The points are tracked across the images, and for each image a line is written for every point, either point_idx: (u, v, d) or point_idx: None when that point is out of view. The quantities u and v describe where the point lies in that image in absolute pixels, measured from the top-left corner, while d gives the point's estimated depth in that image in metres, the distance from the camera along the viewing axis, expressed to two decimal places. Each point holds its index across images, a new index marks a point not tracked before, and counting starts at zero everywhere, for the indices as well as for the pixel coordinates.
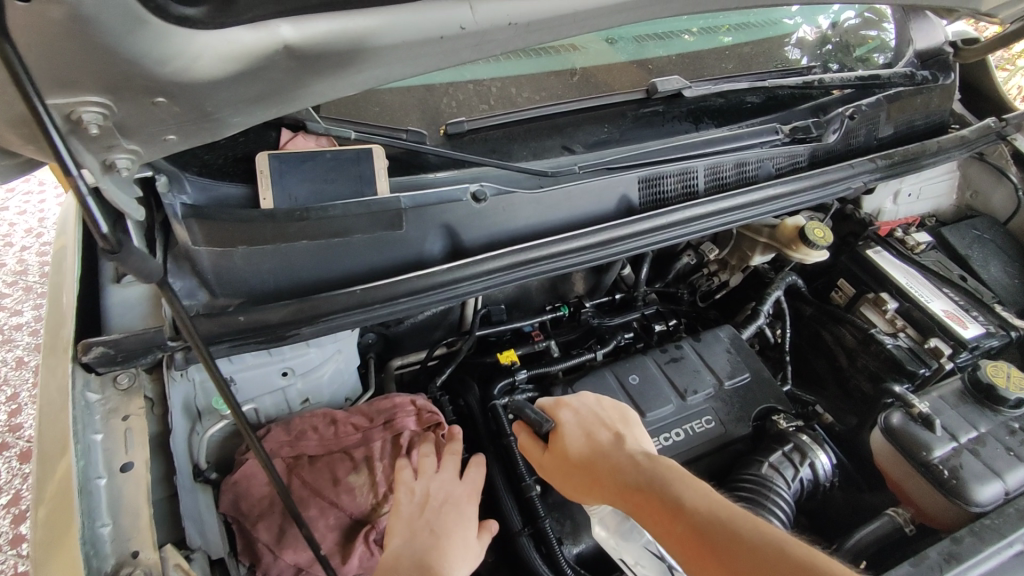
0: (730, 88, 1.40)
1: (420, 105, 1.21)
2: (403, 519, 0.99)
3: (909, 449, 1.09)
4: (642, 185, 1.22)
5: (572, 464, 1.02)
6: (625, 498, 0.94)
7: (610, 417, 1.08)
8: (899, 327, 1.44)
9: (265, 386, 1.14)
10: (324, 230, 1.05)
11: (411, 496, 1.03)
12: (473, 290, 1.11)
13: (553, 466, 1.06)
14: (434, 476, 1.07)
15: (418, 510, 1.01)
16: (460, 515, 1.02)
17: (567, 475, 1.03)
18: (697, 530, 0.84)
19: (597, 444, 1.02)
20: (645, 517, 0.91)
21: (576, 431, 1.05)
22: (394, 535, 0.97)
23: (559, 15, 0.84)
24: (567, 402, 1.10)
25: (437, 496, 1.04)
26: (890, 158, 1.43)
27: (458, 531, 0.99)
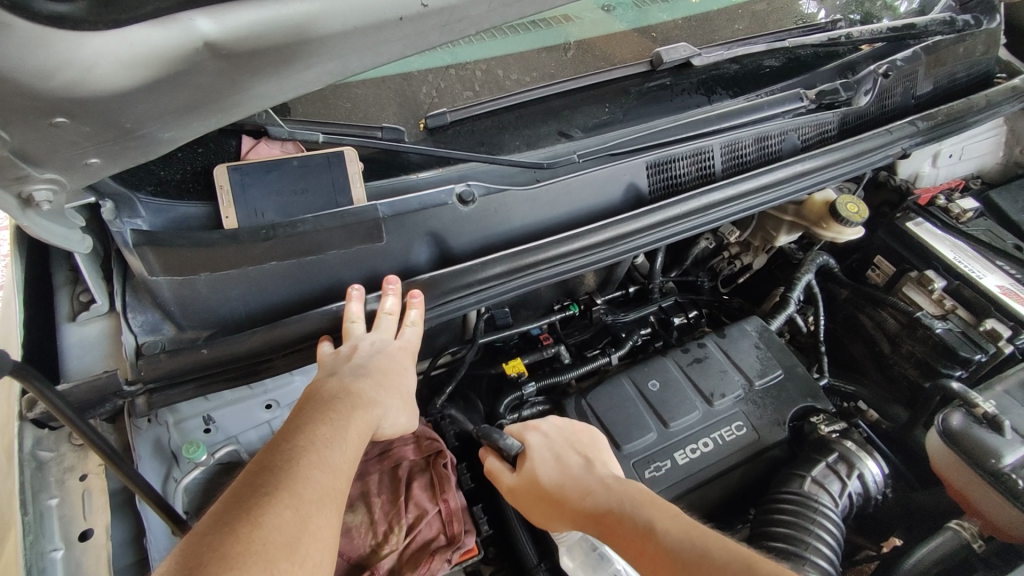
0: (745, 52, 1.25)
1: (397, 97, 1.07)
2: (324, 370, 0.85)
3: (974, 456, 0.96)
4: (651, 171, 1.07)
5: (538, 494, 0.91)
6: (593, 525, 0.83)
7: (581, 440, 0.97)
8: (948, 308, 1.29)
9: (246, 422, 1.02)
10: (295, 248, 0.93)
11: (335, 355, 0.87)
12: (467, 303, 0.99)
13: (520, 499, 0.94)
14: (360, 331, 0.89)
15: (342, 363, 0.85)
16: (396, 365, 0.89)
17: (534, 506, 0.92)
18: (668, 550, 0.72)
19: (565, 469, 0.91)
20: (616, 543, 0.80)
21: (545, 458, 0.94)
22: (314, 380, 0.84)
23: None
24: (536, 425, 1.00)
25: (365, 349, 0.87)
26: (932, 119, 1.26)
27: (391, 388, 0.86)
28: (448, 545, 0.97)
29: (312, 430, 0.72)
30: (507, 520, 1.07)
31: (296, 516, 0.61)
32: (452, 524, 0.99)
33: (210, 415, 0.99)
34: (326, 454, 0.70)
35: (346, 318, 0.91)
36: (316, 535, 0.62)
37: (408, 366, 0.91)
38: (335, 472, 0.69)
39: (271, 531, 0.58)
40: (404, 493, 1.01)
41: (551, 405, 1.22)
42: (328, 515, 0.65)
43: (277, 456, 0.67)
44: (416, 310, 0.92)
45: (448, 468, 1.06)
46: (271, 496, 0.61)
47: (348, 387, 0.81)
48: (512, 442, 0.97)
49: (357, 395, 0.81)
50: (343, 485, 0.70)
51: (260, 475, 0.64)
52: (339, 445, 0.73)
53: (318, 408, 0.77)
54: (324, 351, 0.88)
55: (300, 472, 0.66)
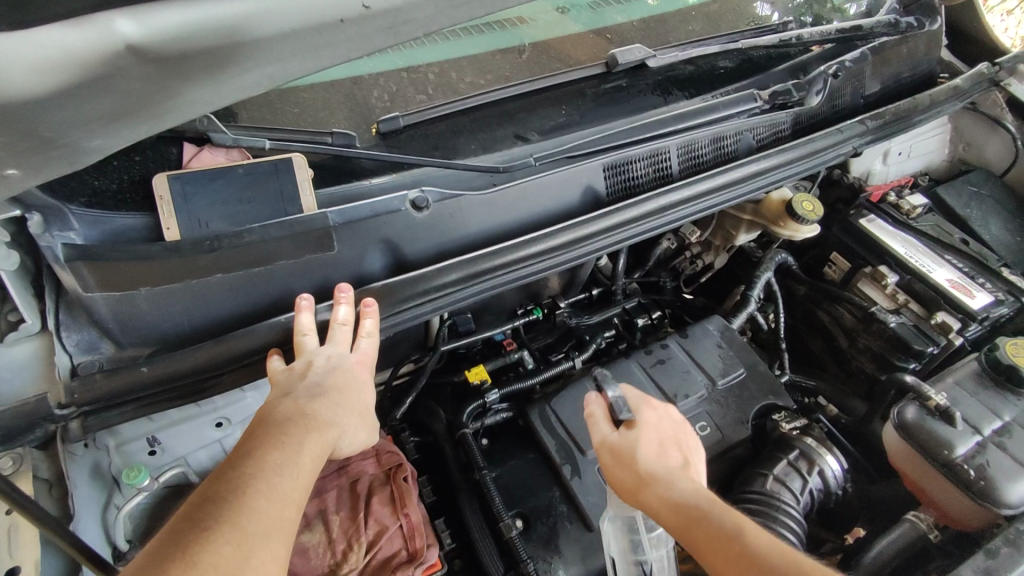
0: (700, 53, 1.25)
1: (346, 101, 1.04)
2: (278, 389, 0.81)
3: (929, 448, 0.96)
4: (608, 173, 1.06)
5: (630, 462, 0.88)
6: (680, 513, 0.80)
7: (686, 438, 0.94)
8: (901, 302, 1.32)
9: (195, 441, 0.98)
10: (240, 259, 0.90)
11: (288, 372, 0.83)
12: (424, 311, 0.96)
13: (605, 457, 0.91)
14: (314, 345, 0.85)
15: (295, 381, 0.81)
16: (352, 381, 0.85)
17: (620, 470, 0.88)
18: (758, 558, 0.73)
19: (664, 458, 0.89)
20: (694, 540, 0.78)
21: (652, 439, 0.91)
22: (266, 402, 0.80)
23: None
24: (654, 405, 0.97)
25: (320, 366, 0.84)
26: (880, 118, 1.29)
27: (349, 407, 0.83)
28: (410, 561, 0.94)
29: (260, 456, 0.70)
30: (471, 532, 1.04)
31: (236, 553, 0.59)
32: (414, 538, 0.96)
33: (156, 437, 0.94)
34: (274, 481, 0.67)
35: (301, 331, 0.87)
36: (259, 571, 0.60)
37: (366, 381, 0.88)
38: (283, 502, 0.67)
39: (209, 569, 0.57)
40: (363, 510, 0.98)
41: (517, 411, 1.20)
42: (275, 548, 0.63)
43: (221, 487, 0.65)
44: (370, 320, 0.89)
45: (409, 481, 1.02)
46: (210, 532, 0.59)
47: (303, 409, 0.78)
48: (627, 409, 0.94)
49: (309, 417, 0.78)
50: (292, 515, 0.67)
51: (201, 507, 0.62)
52: (290, 471, 0.70)
53: (267, 432, 0.73)
54: (276, 369, 0.84)
55: (243, 504, 0.63)
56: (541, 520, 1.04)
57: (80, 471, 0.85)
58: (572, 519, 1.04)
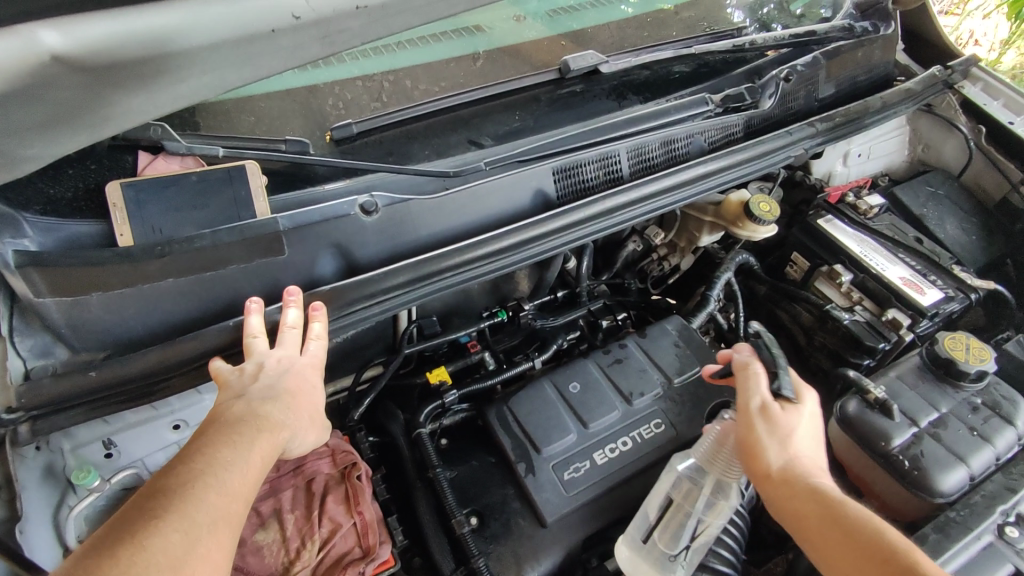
0: (654, 58, 1.28)
1: (302, 110, 1.07)
2: (229, 390, 0.82)
3: (868, 441, 0.98)
4: (557, 176, 1.08)
5: (765, 446, 0.92)
6: (798, 505, 0.88)
7: (854, 426, 1.00)
8: (855, 300, 1.34)
9: (152, 444, 1.00)
10: (192, 263, 0.91)
11: (238, 373, 0.84)
12: (373, 313, 0.98)
13: (744, 432, 0.95)
14: (263, 346, 0.87)
15: (246, 382, 0.83)
16: (304, 383, 0.87)
17: (767, 449, 0.92)
18: (868, 542, 0.80)
19: (814, 444, 0.95)
20: (816, 530, 0.86)
21: (796, 425, 0.95)
22: (217, 402, 0.81)
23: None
24: (809, 390, 1.00)
25: (271, 368, 0.85)
26: (831, 121, 1.30)
27: (300, 409, 0.85)
28: (362, 558, 0.97)
29: (211, 454, 0.72)
30: (424, 529, 1.06)
31: (183, 539, 0.63)
32: (368, 535, 0.98)
33: (112, 439, 0.96)
34: (223, 476, 0.70)
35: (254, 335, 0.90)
36: (204, 560, 0.64)
37: (319, 382, 0.90)
38: (231, 495, 0.70)
39: (156, 555, 0.60)
40: (316, 509, 0.99)
41: (476, 412, 1.21)
42: (220, 540, 0.66)
43: (172, 479, 0.68)
44: (318, 322, 0.91)
45: (363, 479, 1.04)
46: (159, 519, 0.63)
47: (255, 410, 0.80)
48: (789, 388, 0.98)
49: (263, 417, 0.80)
50: (240, 508, 0.70)
51: (151, 498, 0.66)
52: (240, 468, 0.73)
53: (218, 431, 0.76)
54: (224, 370, 0.84)
55: (193, 496, 0.67)
56: (495, 517, 1.07)
57: (30, 472, 0.86)
58: (526, 515, 1.07)
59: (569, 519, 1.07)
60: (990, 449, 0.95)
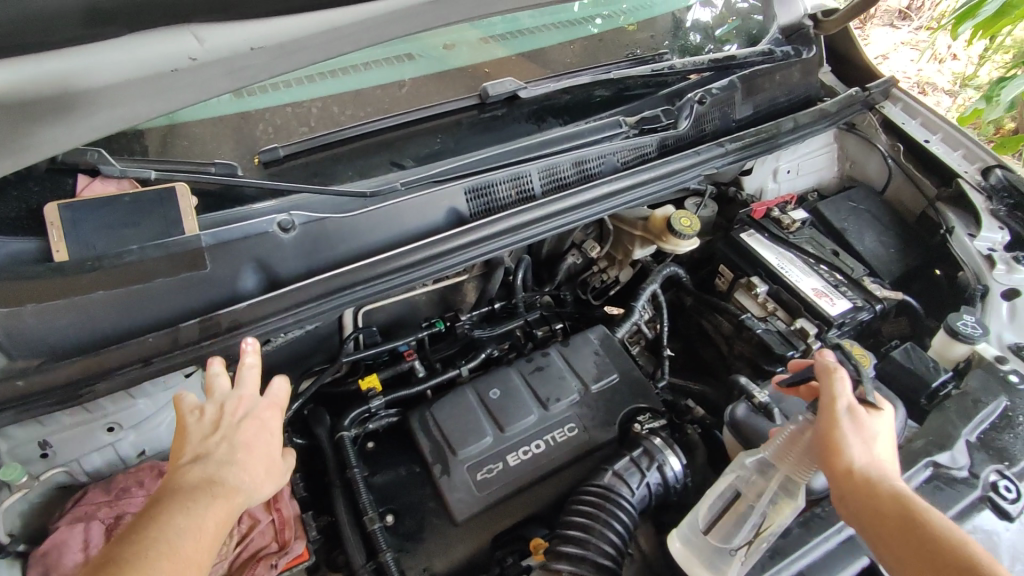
0: (574, 83, 1.36)
1: (234, 135, 1.16)
2: (190, 436, 0.90)
3: (753, 444, 1.08)
4: (469, 196, 1.16)
5: (839, 440, 0.93)
6: (878, 505, 0.87)
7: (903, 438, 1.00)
8: (770, 310, 1.41)
9: (86, 445, 1.07)
10: (120, 278, 1.00)
11: (200, 414, 0.93)
12: (285, 325, 1.03)
13: (828, 430, 0.95)
14: (226, 391, 0.96)
15: (207, 429, 0.91)
16: (263, 427, 0.95)
17: (835, 443, 0.93)
18: (960, 543, 0.80)
19: (891, 451, 0.95)
20: (887, 532, 0.85)
21: (875, 427, 0.96)
22: (180, 452, 0.89)
23: (324, 29, 0.84)
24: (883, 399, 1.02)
25: (229, 409, 0.94)
26: (741, 140, 1.39)
27: (257, 456, 0.92)
28: (276, 551, 1.03)
29: (165, 521, 0.79)
30: (340, 526, 1.12)
31: None
32: (284, 531, 1.05)
33: (47, 440, 1.03)
34: (175, 540, 0.78)
35: (175, 343, 0.98)
36: None
37: (276, 423, 0.98)
38: (184, 560, 0.78)
39: None
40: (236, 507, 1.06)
41: (402, 416, 1.28)
42: None
43: (125, 549, 0.76)
44: (277, 380, 1.02)
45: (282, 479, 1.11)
46: None
47: (211, 471, 0.87)
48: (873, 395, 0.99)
49: (217, 484, 0.86)
50: (195, 567, 0.78)
51: (103, 567, 0.73)
52: (191, 532, 0.80)
53: (175, 496, 0.82)
54: (187, 410, 0.92)
55: (147, 561, 0.75)
56: (408, 516, 1.15)
57: None
58: (439, 514, 1.15)
59: (480, 518, 1.14)
60: None
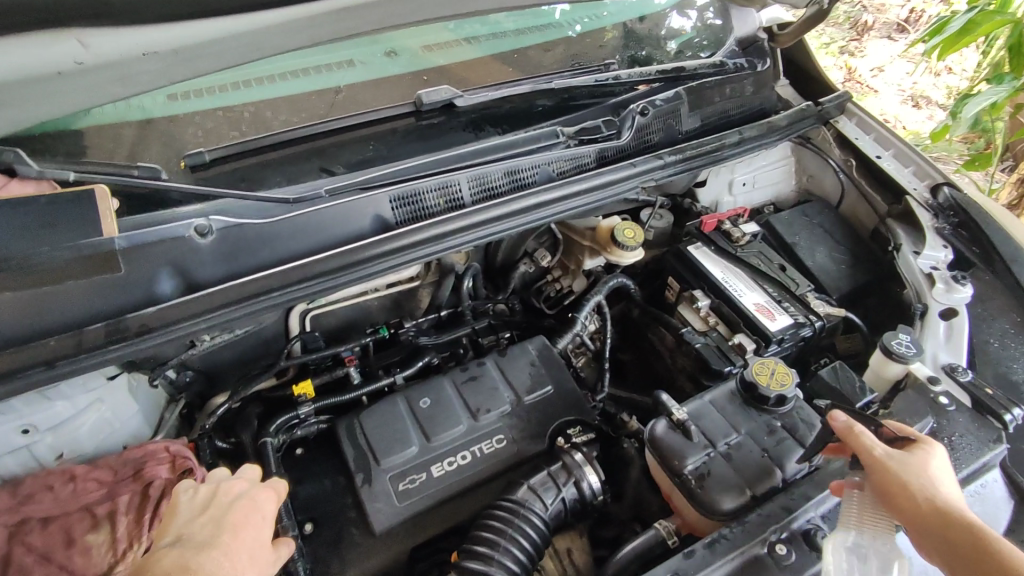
0: (513, 92, 1.37)
1: (161, 138, 1.17)
2: (181, 517, 0.94)
3: (667, 461, 1.04)
4: (395, 203, 1.15)
5: (899, 485, 0.88)
6: (950, 536, 0.83)
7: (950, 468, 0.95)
8: (711, 324, 1.39)
9: (1, 446, 1.07)
10: (32, 279, 0.97)
11: (193, 493, 0.98)
12: (198, 330, 1.03)
13: (879, 474, 0.90)
14: (225, 477, 1.03)
15: (198, 511, 0.95)
16: (255, 514, 0.96)
17: (897, 491, 0.88)
18: None
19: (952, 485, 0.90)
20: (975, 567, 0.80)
21: (928, 463, 0.91)
22: (166, 536, 0.91)
23: (210, 40, 0.88)
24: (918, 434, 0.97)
25: (225, 495, 0.98)
26: (683, 152, 1.38)
27: (241, 543, 0.91)
28: None
29: None
30: None
31: None
32: None
33: None
34: None
35: (82, 345, 0.97)
36: None
37: (272, 513, 0.99)
38: None
39: None
40: (146, 512, 1.06)
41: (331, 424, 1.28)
42: None
43: None
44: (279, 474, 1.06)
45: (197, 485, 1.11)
46: None
47: (187, 557, 0.86)
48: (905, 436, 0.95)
49: (190, 569, 0.84)
50: None
51: None
52: None
53: None
54: (181, 490, 0.99)
55: None
56: (327, 526, 1.13)
57: None
58: (357, 525, 1.12)
59: (398, 530, 1.11)
60: (773, 472, 1.03)
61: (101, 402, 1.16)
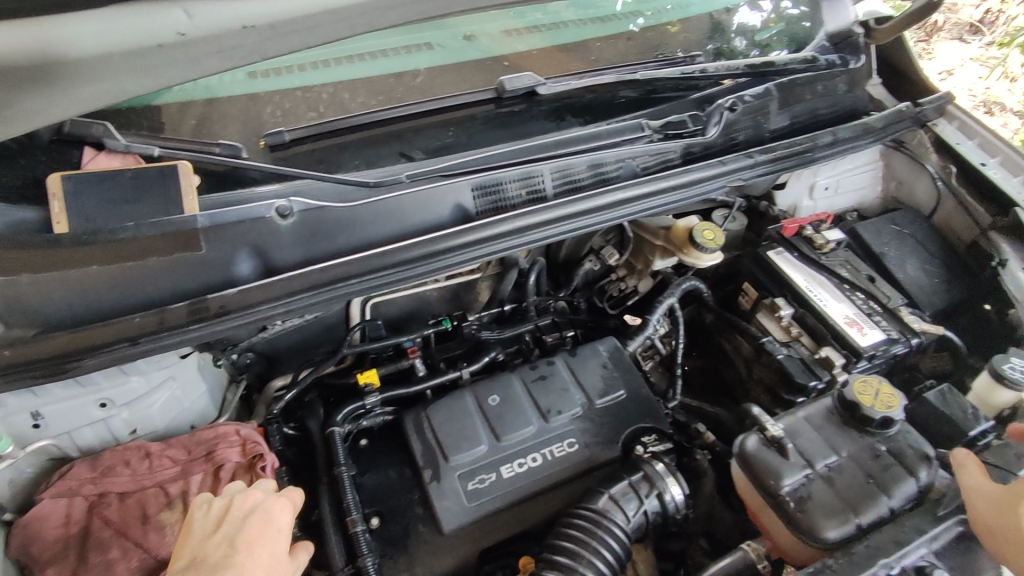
0: (596, 82, 1.30)
1: (242, 116, 1.14)
2: (195, 536, 0.92)
3: (761, 481, 0.99)
4: (477, 193, 1.12)
5: (1003, 516, 0.88)
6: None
7: None
8: (794, 335, 1.32)
9: (79, 418, 1.07)
10: (116, 254, 0.99)
11: (207, 509, 0.95)
12: (277, 315, 1.00)
13: (982, 509, 0.90)
14: (238, 490, 1.00)
15: (213, 527, 0.93)
16: (269, 526, 0.95)
17: (999, 522, 0.88)
18: None
19: None
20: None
21: None
22: (182, 556, 0.89)
23: (305, 14, 0.85)
24: None
25: (239, 508, 0.96)
26: (773, 152, 1.30)
27: (258, 559, 0.91)
28: None
29: None
30: (322, 524, 1.08)
31: None
32: None
33: (38, 411, 1.03)
34: None
35: (163, 324, 0.96)
36: None
37: (286, 524, 0.98)
38: None
39: None
40: (217, 492, 1.05)
41: (396, 416, 1.25)
42: None
43: None
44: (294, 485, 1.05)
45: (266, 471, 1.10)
46: None
47: None
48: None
49: None
50: None
51: None
52: None
53: None
54: (194, 506, 0.95)
55: None
56: (394, 521, 1.10)
57: None
58: (425, 522, 1.10)
59: (469, 530, 1.09)
60: (880, 500, 0.97)
61: (173, 380, 1.16)
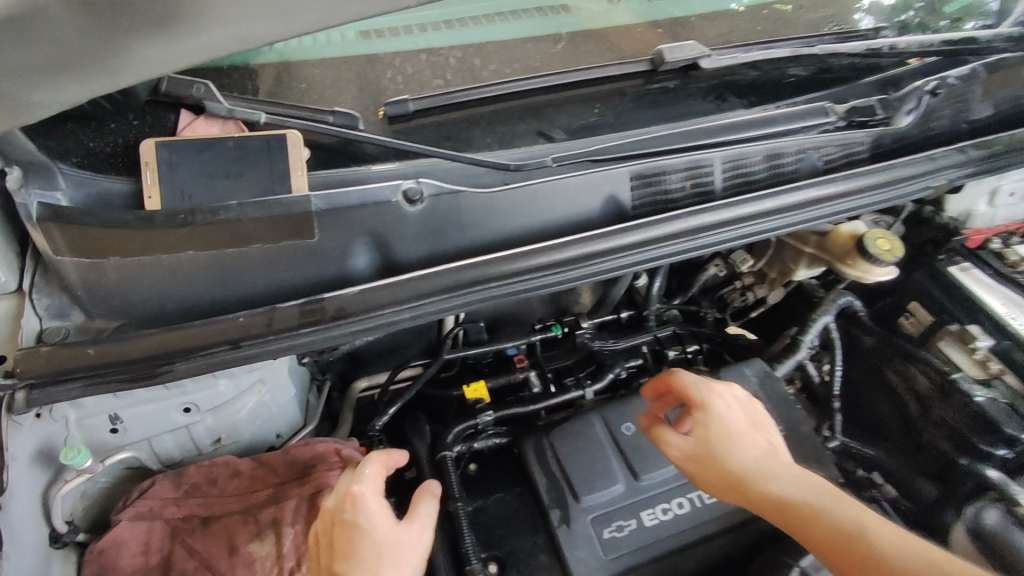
0: (766, 56, 1.07)
1: (357, 80, 0.97)
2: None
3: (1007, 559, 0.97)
4: (635, 184, 0.92)
5: (715, 469, 0.86)
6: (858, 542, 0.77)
7: (759, 416, 0.93)
8: (994, 372, 1.09)
9: (161, 424, 0.93)
10: (214, 239, 0.83)
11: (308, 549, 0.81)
12: (403, 321, 0.83)
13: (701, 471, 0.88)
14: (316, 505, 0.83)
15: (313, 562, 0.78)
16: (350, 526, 0.76)
17: (705, 472, 0.87)
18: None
19: (755, 441, 0.88)
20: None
21: (722, 428, 0.89)
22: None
23: None
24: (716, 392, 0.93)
25: (323, 530, 0.79)
26: (986, 147, 1.08)
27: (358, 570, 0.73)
28: None
29: None
30: (433, 568, 0.93)
31: None
32: None
33: (118, 415, 0.88)
34: None
35: (271, 326, 0.80)
36: None
37: (371, 503, 0.78)
38: None
39: None
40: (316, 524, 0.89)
41: (513, 439, 1.08)
42: None
43: None
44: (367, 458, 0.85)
45: None
46: None
47: None
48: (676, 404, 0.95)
49: None
50: None
51: None
52: None
53: None
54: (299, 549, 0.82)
55: None
56: (515, 569, 0.93)
57: (24, 446, 0.80)
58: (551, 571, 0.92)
59: None
60: None
61: (263, 384, 1.00)
